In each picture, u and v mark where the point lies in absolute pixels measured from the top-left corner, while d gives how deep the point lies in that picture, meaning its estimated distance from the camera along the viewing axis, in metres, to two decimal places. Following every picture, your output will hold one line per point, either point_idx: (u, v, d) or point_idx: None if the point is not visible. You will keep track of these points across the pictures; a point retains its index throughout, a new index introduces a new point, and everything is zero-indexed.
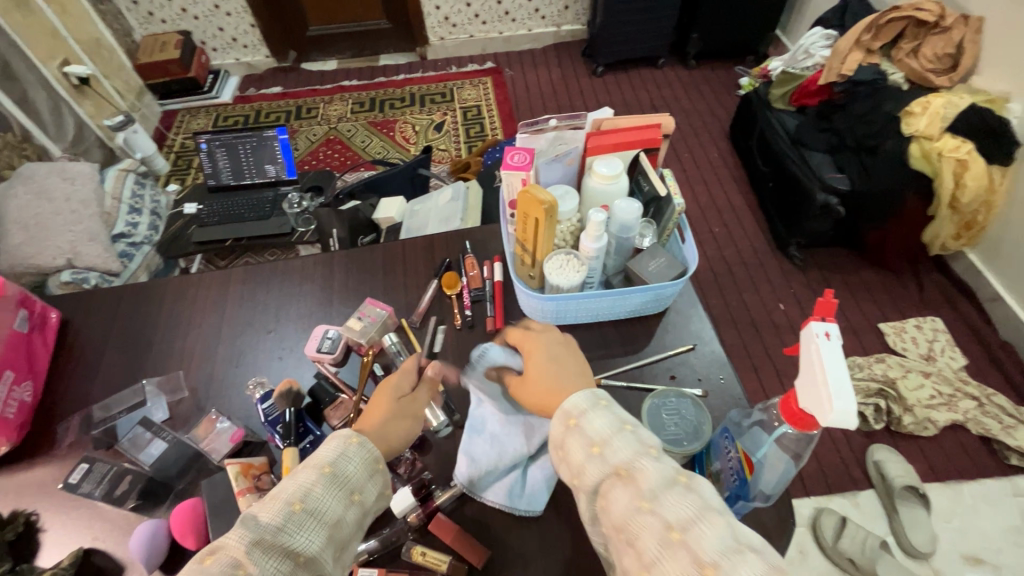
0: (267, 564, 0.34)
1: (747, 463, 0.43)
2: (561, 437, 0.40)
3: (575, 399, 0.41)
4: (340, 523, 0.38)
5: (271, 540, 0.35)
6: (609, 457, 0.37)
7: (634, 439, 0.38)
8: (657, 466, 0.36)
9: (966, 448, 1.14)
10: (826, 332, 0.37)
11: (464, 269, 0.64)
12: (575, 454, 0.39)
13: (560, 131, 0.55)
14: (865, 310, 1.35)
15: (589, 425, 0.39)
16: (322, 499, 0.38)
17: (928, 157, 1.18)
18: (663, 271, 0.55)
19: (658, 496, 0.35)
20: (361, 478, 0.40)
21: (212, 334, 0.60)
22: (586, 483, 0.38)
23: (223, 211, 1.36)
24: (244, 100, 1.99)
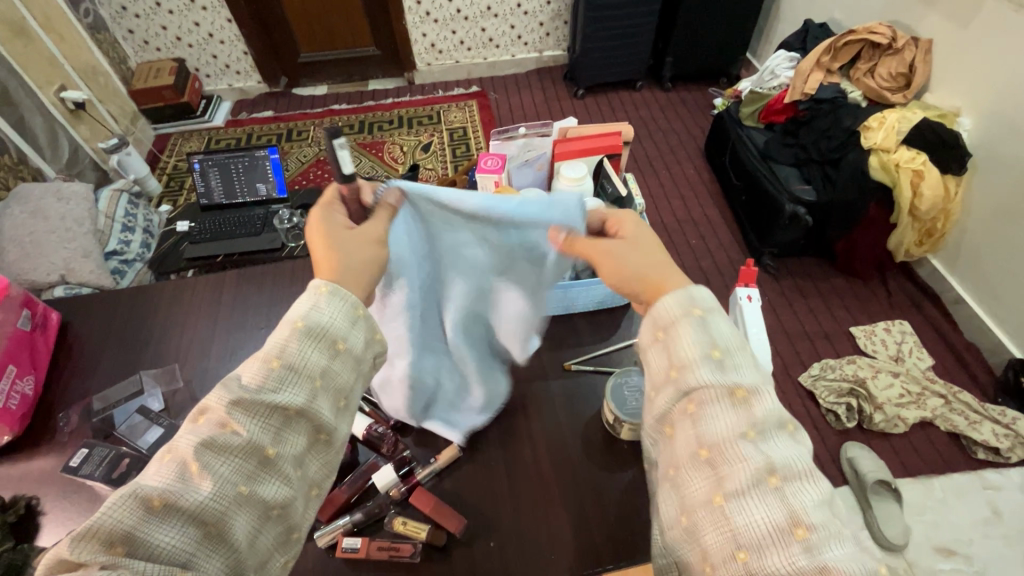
0: (252, 421, 0.35)
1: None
2: (676, 320, 0.38)
3: (699, 290, 0.39)
4: (328, 375, 0.38)
5: (253, 398, 0.35)
6: (729, 372, 0.35)
7: (755, 365, 0.37)
8: (775, 405, 0.35)
9: (935, 443, 1.18)
10: None
11: None
12: (693, 350, 0.36)
13: (529, 140, 0.61)
14: (836, 315, 1.41)
15: (715, 328, 0.37)
16: (299, 353, 0.37)
17: (886, 168, 1.26)
18: None
19: (765, 433, 0.34)
20: (343, 325, 0.39)
21: (207, 331, 0.63)
22: (686, 383, 0.36)
23: (216, 229, 1.41)
24: (236, 123, 2.05)
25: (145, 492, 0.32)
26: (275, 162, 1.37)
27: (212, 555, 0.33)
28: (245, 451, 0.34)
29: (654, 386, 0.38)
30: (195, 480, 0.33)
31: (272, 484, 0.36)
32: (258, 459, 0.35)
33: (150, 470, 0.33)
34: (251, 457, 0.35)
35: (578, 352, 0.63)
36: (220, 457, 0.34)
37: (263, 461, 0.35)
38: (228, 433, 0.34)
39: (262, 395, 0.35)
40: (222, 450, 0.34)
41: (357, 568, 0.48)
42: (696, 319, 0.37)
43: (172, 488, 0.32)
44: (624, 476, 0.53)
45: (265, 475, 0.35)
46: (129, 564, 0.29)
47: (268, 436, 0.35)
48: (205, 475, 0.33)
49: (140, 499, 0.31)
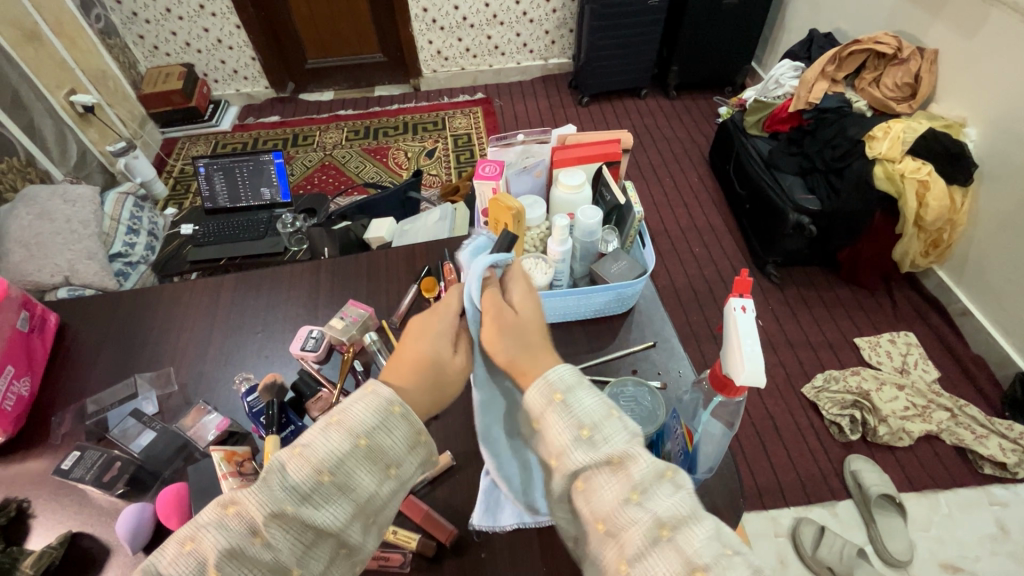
0: (284, 535, 0.34)
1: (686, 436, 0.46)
2: (542, 410, 0.37)
3: (560, 370, 0.38)
4: (371, 497, 0.36)
5: (292, 512, 0.34)
6: (601, 447, 0.34)
7: (622, 425, 0.36)
8: (648, 457, 0.34)
9: (941, 457, 1.16)
10: (742, 307, 0.41)
11: (442, 275, 0.68)
12: (561, 435, 0.35)
13: (528, 145, 0.61)
14: (841, 326, 1.40)
15: (577, 405, 0.36)
16: (352, 471, 0.36)
17: (891, 178, 1.25)
18: (625, 272, 0.59)
19: (647, 490, 0.33)
20: (400, 452, 0.37)
21: (204, 335, 0.63)
22: (566, 467, 0.35)
23: (220, 232, 1.42)
24: (242, 128, 2.07)
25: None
26: (280, 167, 1.38)
27: None
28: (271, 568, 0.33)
29: (549, 474, 0.37)
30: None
31: None
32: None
33: (171, 557, 0.33)
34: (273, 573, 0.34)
35: (574, 361, 0.60)
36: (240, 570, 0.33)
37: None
38: (256, 544, 0.34)
39: (303, 511, 0.34)
40: (245, 563, 0.33)
41: None
42: (557, 406, 0.36)
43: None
44: None
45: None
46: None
47: (295, 553, 0.34)
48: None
49: None
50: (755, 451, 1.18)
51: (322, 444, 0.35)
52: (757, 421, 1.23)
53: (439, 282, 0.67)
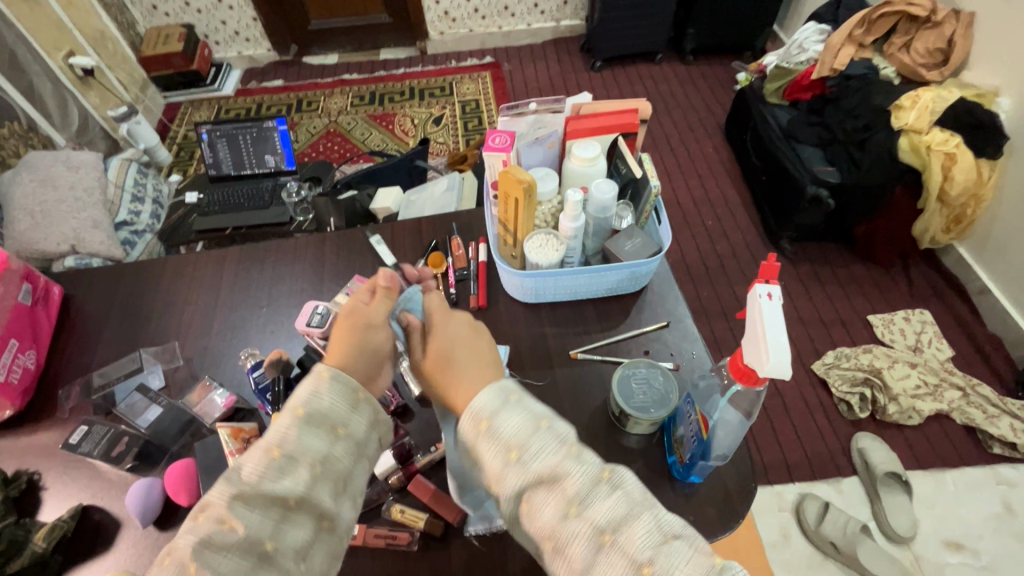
0: (251, 517, 0.35)
1: (702, 422, 0.43)
2: (473, 439, 0.39)
3: (486, 395, 0.39)
4: (328, 460, 0.38)
5: (252, 491, 0.35)
6: (530, 464, 0.36)
7: (553, 438, 0.37)
8: (581, 466, 0.36)
9: (951, 436, 1.15)
10: (767, 293, 0.39)
11: (450, 249, 0.67)
12: (494, 461, 0.37)
13: (541, 115, 0.56)
14: (854, 302, 1.37)
15: (502, 428, 0.38)
16: (299, 440, 0.38)
17: (916, 150, 1.20)
18: (639, 250, 0.57)
19: (584, 500, 0.35)
20: (341, 415, 0.40)
21: (208, 309, 0.62)
22: (504, 492, 0.37)
23: (224, 201, 1.40)
24: (245, 92, 2.02)
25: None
26: (284, 133, 1.36)
27: None
28: (243, 547, 0.33)
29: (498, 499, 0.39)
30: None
31: None
32: (256, 555, 0.34)
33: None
34: (248, 552, 0.34)
35: (585, 340, 0.58)
36: (217, 556, 0.33)
37: (260, 557, 0.34)
38: (225, 530, 0.34)
39: (263, 486, 0.35)
40: (218, 550, 0.33)
41: (354, 554, 0.48)
42: (483, 430, 0.38)
43: None
44: (631, 469, 0.50)
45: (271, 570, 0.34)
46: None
47: (268, 526, 0.35)
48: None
49: None
50: (762, 428, 1.18)
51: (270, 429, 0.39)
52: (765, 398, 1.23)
53: (447, 257, 0.66)
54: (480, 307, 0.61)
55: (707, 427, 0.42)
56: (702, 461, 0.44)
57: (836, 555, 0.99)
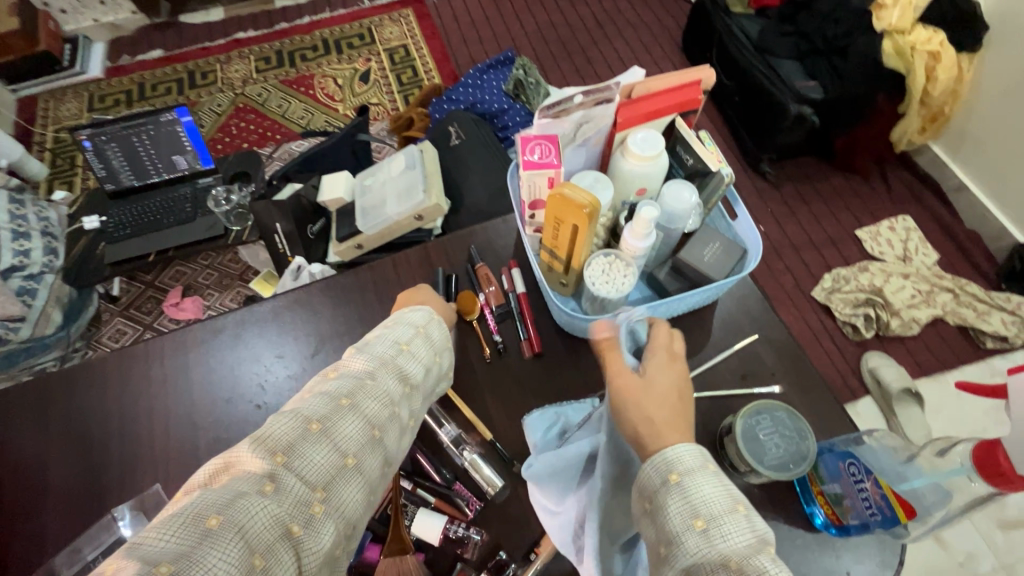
0: (388, 378, 0.40)
1: (899, 503, 0.40)
2: (657, 491, 0.35)
3: (683, 449, 0.35)
4: (430, 367, 0.44)
5: (390, 365, 0.40)
6: (716, 543, 0.31)
7: (747, 527, 0.32)
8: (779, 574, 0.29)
9: (947, 339, 1.19)
10: None
11: (478, 283, 0.56)
12: (672, 521, 0.33)
13: (588, 109, 0.42)
14: (840, 219, 1.35)
15: (694, 494, 0.33)
16: (418, 347, 0.43)
17: (901, 53, 1.14)
18: (721, 259, 0.47)
19: None
20: (443, 340, 0.46)
21: (186, 425, 0.48)
22: (677, 561, 0.32)
23: (136, 220, 1.15)
24: (118, 71, 1.64)
25: (305, 418, 0.34)
26: (190, 127, 1.07)
27: (300, 470, 0.33)
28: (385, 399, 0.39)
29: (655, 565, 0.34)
30: (344, 410, 0.36)
31: (394, 433, 0.39)
32: (388, 412, 0.39)
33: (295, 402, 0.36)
34: (384, 407, 0.38)
35: None
36: (367, 399, 0.37)
37: (390, 415, 0.39)
38: (370, 384, 0.39)
39: (400, 361, 0.41)
40: (367, 395, 0.38)
41: None
42: (672, 486, 0.34)
43: (325, 415, 0.35)
44: None
45: (391, 426, 0.38)
46: (281, 475, 0.32)
47: (396, 395, 0.40)
48: (354, 410, 0.36)
49: (300, 420, 0.34)
50: None
51: (394, 328, 0.43)
52: None
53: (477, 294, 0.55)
54: (535, 352, 0.52)
55: (909, 514, 0.40)
56: (872, 526, 0.42)
57: None
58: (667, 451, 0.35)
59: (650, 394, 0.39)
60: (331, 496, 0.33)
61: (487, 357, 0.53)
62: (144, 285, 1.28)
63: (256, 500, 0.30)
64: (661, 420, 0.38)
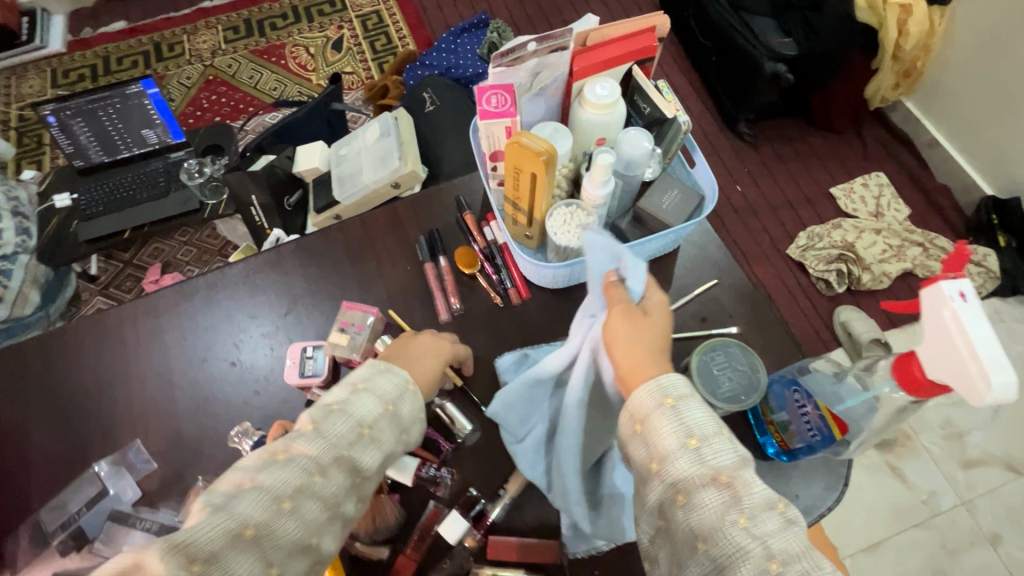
0: (337, 475, 0.38)
1: (834, 422, 0.43)
2: (650, 412, 0.37)
3: (673, 377, 0.38)
4: (388, 453, 0.42)
5: (344, 456, 0.39)
6: (708, 459, 0.35)
7: (732, 449, 0.36)
8: (760, 485, 0.34)
9: (916, 292, 1.22)
10: (961, 293, 0.35)
11: (469, 235, 0.57)
12: (669, 441, 0.36)
13: (542, 57, 0.42)
14: (816, 177, 1.36)
15: (687, 415, 0.36)
16: (382, 430, 0.42)
17: (872, 7, 1.14)
18: (681, 206, 0.48)
19: (755, 517, 0.33)
20: (412, 417, 0.44)
21: (163, 384, 0.49)
22: (668, 474, 0.36)
23: (109, 196, 1.14)
24: (81, 44, 1.59)
25: (238, 523, 0.34)
26: (158, 99, 1.04)
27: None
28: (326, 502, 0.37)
29: (645, 479, 0.37)
30: (283, 515, 0.35)
31: (330, 536, 0.38)
32: (328, 511, 0.38)
33: (231, 496, 0.35)
34: (325, 508, 0.37)
35: None
36: (309, 503, 0.37)
37: (329, 514, 0.38)
38: (316, 482, 0.37)
39: (354, 456, 0.40)
40: (311, 496, 0.37)
41: None
42: (668, 409, 0.36)
43: (262, 520, 0.34)
44: None
45: (329, 528, 0.38)
46: None
47: (341, 493, 0.39)
48: (291, 514, 0.36)
49: (232, 526, 0.33)
50: None
51: (359, 400, 0.41)
52: None
53: (473, 246, 0.56)
54: (522, 297, 0.54)
55: (842, 431, 0.43)
56: (814, 450, 0.45)
57: None
58: (664, 376, 0.38)
59: (641, 343, 0.40)
60: None
61: (495, 301, 0.54)
62: (122, 263, 1.27)
63: None
64: (649, 356, 0.39)
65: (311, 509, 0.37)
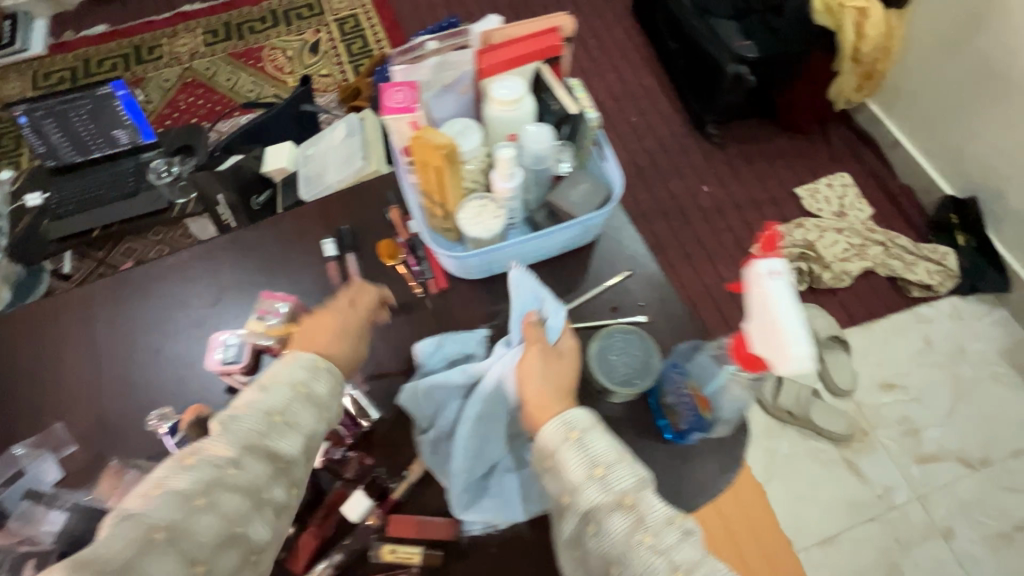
0: (255, 464, 0.40)
1: (702, 401, 0.46)
2: (558, 447, 0.40)
3: (577, 412, 0.41)
4: (310, 434, 0.44)
5: (256, 443, 0.41)
6: (613, 485, 0.38)
7: (634, 474, 0.39)
8: (658, 502, 0.38)
9: (877, 289, 1.23)
10: (772, 270, 0.41)
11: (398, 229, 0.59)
12: (577, 473, 0.39)
13: (443, 53, 0.46)
14: (781, 177, 1.38)
15: (592, 446, 0.40)
16: (297, 412, 0.43)
17: (830, 11, 1.16)
18: (589, 199, 0.50)
19: (658, 532, 0.36)
20: (328, 396, 0.45)
21: (90, 372, 0.51)
22: (578, 505, 0.38)
23: (80, 196, 1.16)
24: (61, 47, 1.61)
25: (146, 526, 0.35)
26: (127, 100, 1.07)
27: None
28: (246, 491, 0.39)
29: (558, 514, 0.40)
30: (198, 510, 0.37)
31: (260, 526, 0.39)
32: (251, 501, 0.39)
33: (139, 504, 0.36)
34: (247, 497, 0.39)
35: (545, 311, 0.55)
36: (226, 494, 0.38)
37: (254, 503, 0.39)
38: (230, 473, 0.39)
39: (267, 441, 0.41)
40: (226, 488, 0.38)
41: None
42: (574, 443, 0.39)
43: (174, 520, 0.36)
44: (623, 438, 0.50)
45: (256, 516, 0.39)
46: None
47: (262, 478, 0.40)
48: (207, 509, 0.37)
49: (140, 533, 0.35)
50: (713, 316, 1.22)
51: (266, 393, 0.43)
52: (711, 289, 1.26)
53: (398, 241, 0.59)
54: (440, 289, 0.56)
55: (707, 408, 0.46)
56: (696, 430, 0.48)
57: (792, 420, 1.10)
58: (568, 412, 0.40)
59: (548, 379, 0.44)
60: None
61: (416, 292, 0.57)
62: (97, 261, 1.29)
63: None
64: (554, 395, 0.43)
65: (228, 501, 0.38)
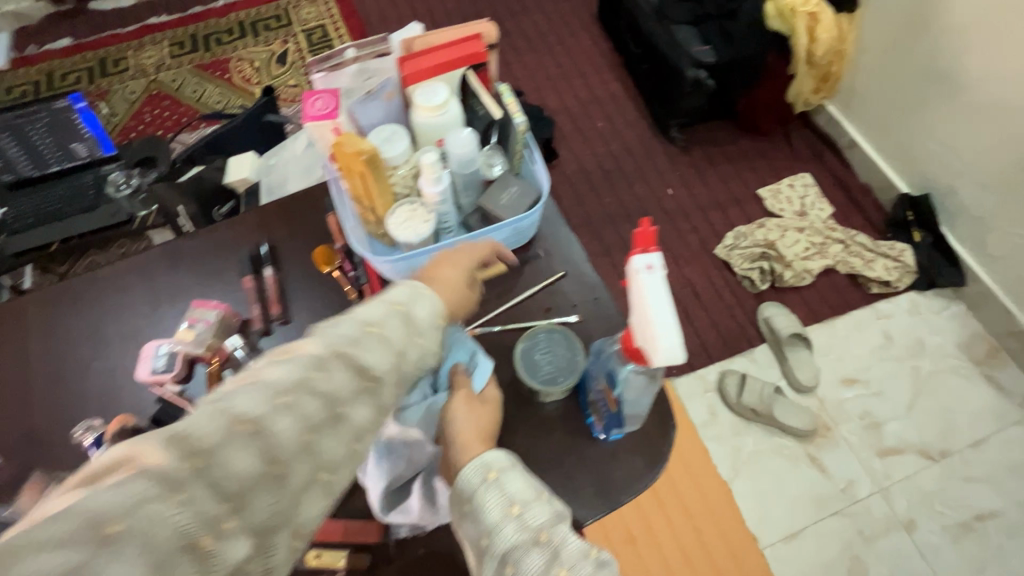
0: (343, 372, 0.35)
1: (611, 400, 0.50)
2: (477, 488, 0.42)
3: (495, 452, 0.44)
4: (402, 352, 0.39)
5: (347, 349, 0.36)
6: (528, 522, 0.40)
7: (551, 510, 0.41)
8: (573, 537, 0.39)
9: (837, 286, 1.26)
10: (647, 266, 0.44)
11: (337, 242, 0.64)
12: (493, 513, 0.40)
13: (361, 64, 0.52)
14: (745, 179, 1.40)
15: (508, 485, 0.42)
16: (392, 328, 0.39)
17: (782, 15, 1.21)
18: (517, 201, 0.51)
19: (574, 567, 0.37)
20: (427, 319, 0.42)
21: (24, 385, 0.57)
22: (496, 548, 0.40)
23: (37, 210, 1.15)
24: (24, 61, 1.60)
25: (232, 415, 0.31)
26: (86, 112, 1.13)
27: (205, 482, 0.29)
28: (327, 398, 0.34)
29: (479, 558, 0.41)
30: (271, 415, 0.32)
31: (333, 442, 0.34)
32: (329, 412, 0.34)
33: (224, 391, 0.33)
34: (327, 407, 0.34)
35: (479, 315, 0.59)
36: (307, 396, 0.33)
37: (332, 416, 0.34)
38: (319, 375, 0.34)
39: (355, 350, 0.36)
40: (310, 391, 0.34)
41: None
42: (490, 482, 0.42)
43: (258, 414, 0.32)
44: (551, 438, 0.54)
45: (336, 429, 0.34)
46: (190, 484, 0.29)
47: (348, 389, 0.35)
48: (283, 411, 0.32)
49: (225, 418, 0.31)
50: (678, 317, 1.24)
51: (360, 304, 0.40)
52: (677, 290, 1.27)
53: (335, 250, 0.63)
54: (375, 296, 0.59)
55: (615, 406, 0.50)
56: (613, 424, 0.52)
57: (756, 419, 1.11)
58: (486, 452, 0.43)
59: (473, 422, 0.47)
60: (244, 510, 0.30)
61: (353, 298, 0.60)
62: (59, 276, 1.27)
63: (156, 510, 0.27)
64: (476, 439, 0.46)
65: (311, 405, 0.33)
